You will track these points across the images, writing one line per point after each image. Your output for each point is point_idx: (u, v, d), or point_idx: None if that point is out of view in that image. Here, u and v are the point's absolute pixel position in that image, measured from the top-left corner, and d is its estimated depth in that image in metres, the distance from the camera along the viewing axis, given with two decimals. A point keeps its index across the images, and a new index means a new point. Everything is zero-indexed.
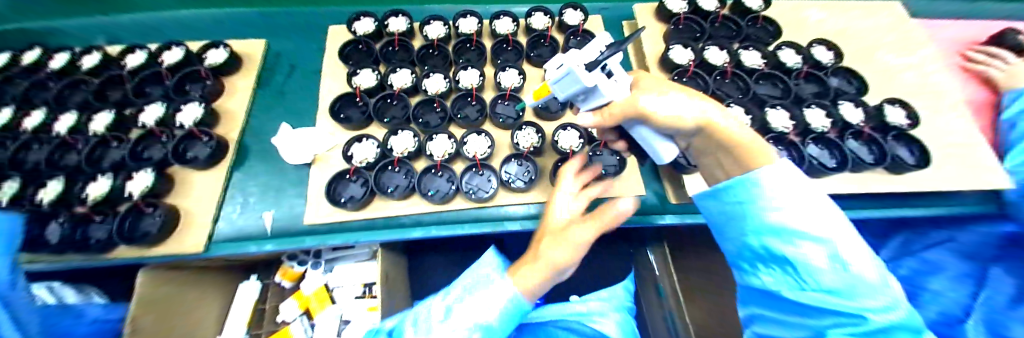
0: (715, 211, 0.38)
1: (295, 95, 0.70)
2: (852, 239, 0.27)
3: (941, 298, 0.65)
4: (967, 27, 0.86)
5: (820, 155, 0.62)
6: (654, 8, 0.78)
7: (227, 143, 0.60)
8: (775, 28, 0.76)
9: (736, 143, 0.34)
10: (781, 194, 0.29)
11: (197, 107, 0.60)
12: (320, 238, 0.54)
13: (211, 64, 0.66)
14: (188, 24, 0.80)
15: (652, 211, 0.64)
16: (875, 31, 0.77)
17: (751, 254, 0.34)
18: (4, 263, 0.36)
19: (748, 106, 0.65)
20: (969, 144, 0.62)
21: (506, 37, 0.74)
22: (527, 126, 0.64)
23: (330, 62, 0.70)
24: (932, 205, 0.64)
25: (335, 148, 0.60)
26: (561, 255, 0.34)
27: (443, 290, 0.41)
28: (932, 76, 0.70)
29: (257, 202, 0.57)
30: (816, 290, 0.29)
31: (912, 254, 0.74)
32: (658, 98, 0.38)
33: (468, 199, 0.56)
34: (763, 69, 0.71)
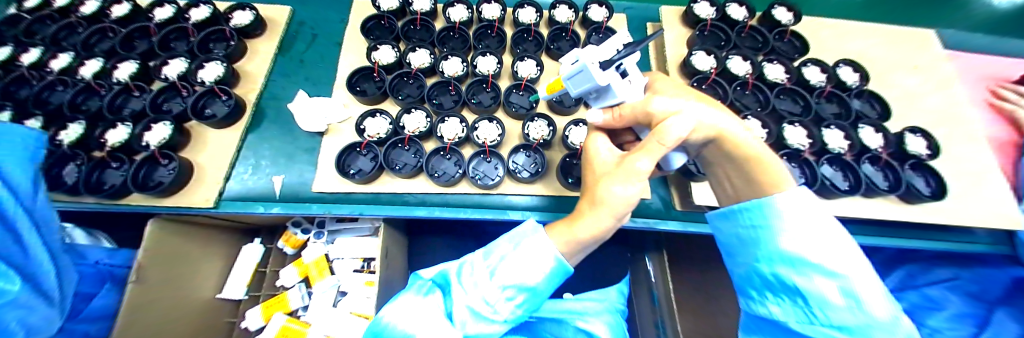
0: (727, 235, 0.42)
1: (314, 65, 0.73)
2: (868, 278, 0.30)
3: (938, 335, 0.67)
4: (998, 65, 0.87)
5: (832, 176, 0.60)
6: (681, 12, 0.76)
7: (244, 104, 0.63)
8: (803, 44, 0.73)
9: (747, 157, 0.36)
10: (797, 223, 0.32)
11: (219, 66, 0.64)
12: (324, 206, 0.56)
13: (236, 25, 0.70)
14: None
15: (654, 215, 0.62)
16: (907, 55, 0.76)
17: (760, 282, 0.38)
18: (29, 178, 0.38)
19: (765, 120, 0.61)
20: (986, 181, 0.61)
21: (528, 26, 0.74)
22: (539, 119, 0.64)
23: (352, 35, 0.72)
24: (944, 236, 0.62)
25: (347, 120, 0.62)
26: (597, 222, 0.37)
27: (482, 250, 0.41)
28: (957, 106, 0.69)
29: (269, 164, 0.60)
30: (826, 325, 0.32)
31: (912, 287, 0.76)
32: (675, 101, 0.37)
33: (473, 184, 0.57)
34: (785, 84, 0.67)
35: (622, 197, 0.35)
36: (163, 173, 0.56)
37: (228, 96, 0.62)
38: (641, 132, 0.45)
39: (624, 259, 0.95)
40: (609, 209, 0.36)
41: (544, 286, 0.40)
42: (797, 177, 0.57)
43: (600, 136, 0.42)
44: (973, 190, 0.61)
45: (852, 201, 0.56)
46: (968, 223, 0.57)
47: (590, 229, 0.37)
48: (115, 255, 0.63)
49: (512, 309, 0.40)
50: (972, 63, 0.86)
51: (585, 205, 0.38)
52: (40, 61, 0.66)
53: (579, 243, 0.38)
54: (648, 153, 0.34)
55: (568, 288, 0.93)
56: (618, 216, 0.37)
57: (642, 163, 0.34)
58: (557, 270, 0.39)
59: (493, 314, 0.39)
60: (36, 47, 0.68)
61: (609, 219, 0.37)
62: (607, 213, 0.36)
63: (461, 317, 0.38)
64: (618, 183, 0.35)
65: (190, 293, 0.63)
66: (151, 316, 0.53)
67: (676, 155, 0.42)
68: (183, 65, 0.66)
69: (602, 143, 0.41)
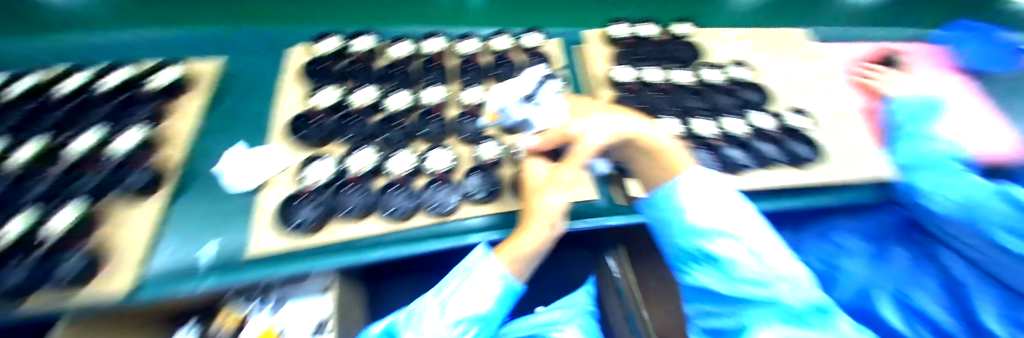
0: (654, 222, 0.48)
1: (252, 119, 0.72)
2: (754, 235, 0.41)
3: (846, 272, 0.82)
4: (864, 47, 1.05)
5: (740, 157, 0.66)
6: (603, 33, 0.87)
7: (163, 175, 0.59)
8: (698, 51, 0.87)
9: (656, 150, 0.46)
10: (694, 202, 0.42)
11: (137, 132, 0.60)
12: (262, 271, 0.52)
13: (156, 86, 0.68)
14: (134, 43, 0.81)
15: (599, 213, 0.66)
16: (783, 49, 0.93)
17: (686, 257, 0.44)
18: None
19: (682, 117, 0.72)
20: (857, 143, 0.75)
21: (470, 57, 0.80)
22: (489, 140, 0.69)
23: (288, 80, 0.74)
24: (846, 192, 0.71)
25: (286, 171, 0.61)
26: (535, 235, 0.41)
27: (434, 288, 0.43)
28: (823, 85, 0.85)
29: (201, 230, 0.56)
30: (742, 282, 0.39)
31: (826, 239, 0.89)
32: (586, 124, 0.48)
33: (429, 213, 0.59)
34: (693, 85, 0.78)
35: (554, 204, 0.43)
36: (69, 259, 0.45)
37: (146, 166, 0.59)
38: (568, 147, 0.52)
39: (589, 263, 1.00)
40: (542, 219, 0.41)
41: (493, 312, 0.42)
42: (712, 162, 0.65)
43: (537, 159, 0.49)
44: (846, 151, 0.73)
45: (762, 175, 0.65)
46: (845, 178, 0.69)
47: (531, 243, 0.40)
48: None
49: None
50: (843, 48, 1.04)
51: (526, 222, 0.43)
52: None
53: (523, 257, 0.41)
54: (573, 168, 0.44)
55: (540, 299, 0.97)
56: (553, 226, 0.43)
57: (570, 176, 0.43)
58: (508, 292, 0.43)
59: None
60: None
61: (545, 230, 0.42)
62: (540, 226, 0.41)
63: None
64: (549, 193, 0.43)
65: None
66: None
67: (597, 162, 0.53)
68: (95, 135, 0.59)
69: (539, 164, 0.48)
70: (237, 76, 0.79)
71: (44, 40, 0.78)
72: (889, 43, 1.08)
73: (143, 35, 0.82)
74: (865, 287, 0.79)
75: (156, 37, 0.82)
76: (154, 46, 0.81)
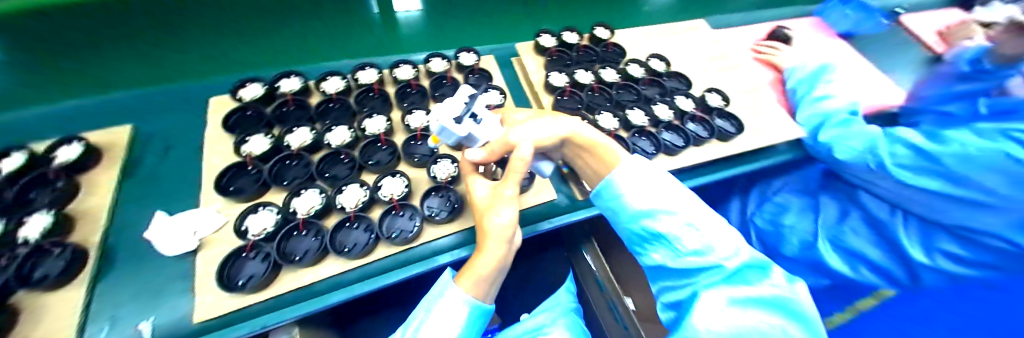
0: (606, 212, 0.53)
1: (182, 179, 0.68)
2: (693, 208, 0.45)
3: (793, 228, 0.91)
4: (757, 28, 1.22)
5: (672, 139, 0.75)
6: (532, 46, 0.93)
7: (87, 251, 0.53)
8: (621, 50, 0.95)
9: (590, 148, 0.50)
10: (634, 186, 0.46)
11: (45, 215, 0.53)
12: (212, 336, 0.48)
13: (63, 161, 0.61)
14: (24, 120, 0.73)
15: (564, 211, 0.70)
16: (691, 38, 1.04)
17: (640, 239, 0.49)
18: None
19: (613, 111, 0.79)
20: (766, 111, 0.86)
21: (407, 82, 0.82)
22: (443, 159, 0.72)
23: (212, 134, 0.69)
24: (763, 156, 0.83)
25: (224, 226, 0.57)
26: (491, 254, 0.42)
27: (402, 327, 0.43)
28: (726, 65, 0.97)
29: (134, 309, 0.51)
30: (687, 254, 0.44)
31: (768, 199, 1.00)
32: (522, 131, 0.47)
33: (390, 243, 0.58)
34: (619, 81, 0.86)
35: (502, 220, 0.42)
36: None
37: (63, 247, 0.53)
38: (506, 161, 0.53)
39: (564, 260, 1.03)
40: (495, 237, 0.42)
41: (465, 336, 0.42)
42: (649, 147, 0.72)
43: (478, 179, 0.50)
44: (757, 119, 0.84)
45: (693, 152, 0.72)
46: (763, 143, 0.78)
47: (488, 264, 0.41)
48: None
49: None
50: (739, 30, 1.19)
51: (481, 244, 0.43)
52: None
53: (485, 278, 0.42)
54: (510, 183, 0.45)
55: (525, 306, 0.98)
56: (508, 241, 0.43)
57: (510, 190, 0.44)
58: (477, 313, 0.43)
59: None
60: None
61: (501, 246, 0.42)
62: (495, 244, 0.42)
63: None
64: (495, 212, 0.43)
65: None
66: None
67: (542, 163, 0.55)
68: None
69: (479, 183, 0.49)
70: (156, 138, 0.73)
71: None
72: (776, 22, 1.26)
73: (35, 110, 0.74)
74: (809, 239, 0.88)
75: (51, 110, 0.75)
76: (51, 120, 0.74)
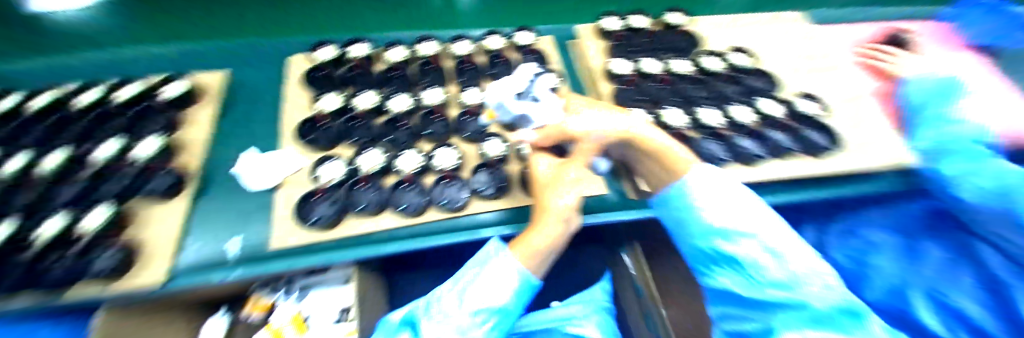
0: (669, 221, 0.48)
1: (263, 124, 0.74)
2: (776, 233, 0.39)
3: (883, 271, 0.75)
4: (870, 28, 1.01)
5: (751, 147, 0.64)
6: (596, 29, 0.86)
7: (190, 175, 0.61)
8: (697, 39, 0.86)
9: (657, 152, 0.44)
10: (707, 199, 0.40)
11: (157, 140, 0.62)
12: (286, 261, 0.54)
13: (168, 97, 0.70)
14: (140, 61, 0.83)
15: (613, 208, 0.66)
16: (785, 34, 0.90)
17: (705, 258, 0.43)
18: None
19: (684, 107, 0.71)
20: (878, 127, 0.72)
21: (464, 58, 0.81)
22: (493, 137, 0.70)
23: (294, 88, 0.75)
24: (863, 181, 0.70)
25: (300, 171, 0.63)
26: (551, 230, 0.41)
27: (450, 280, 0.45)
28: (828, 70, 0.82)
29: (222, 230, 0.58)
30: (767, 285, 0.37)
31: (852, 234, 0.84)
32: (585, 119, 0.45)
33: (441, 209, 0.60)
34: (693, 74, 0.77)
35: (564, 201, 0.42)
36: (104, 262, 0.47)
37: (168, 169, 0.60)
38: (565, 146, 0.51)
39: (603, 257, 0.99)
40: (555, 214, 0.41)
41: (512, 305, 0.43)
42: (722, 152, 0.63)
43: (542, 156, 0.48)
44: (866, 136, 0.71)
45: (776, 166, 0.63)
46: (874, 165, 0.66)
47: (546, 239, 0.41)
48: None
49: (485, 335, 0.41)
50: (846, 29, 1.00)
51: (538, 219, 0.43)
52: None
53: (540, 253, 0.41)
54: (576, 164, 0.45)
55: (555, 295, 0.97)
56: (566, 220, 0.42)
57: (574, 173, 0.44)
58: (525, 286, 0.43)
59: None
60: None
61: (559, 226, 0.42)
62: (556, 221, 0.41)
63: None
64: (557, 192, 0.42)
65: None
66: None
67: (599, 160, 0.51)
68: (117, 145, 0.62)
69: (543, 160, 0.47)
70: (243, 85, 0.81)
71: (54, 61, 0.81)
72: (894, 23, 1.05)
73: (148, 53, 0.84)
74: (897, 285, 0.72)
75: (159, 54, 0.84)
76: (157, 63, 0.83)
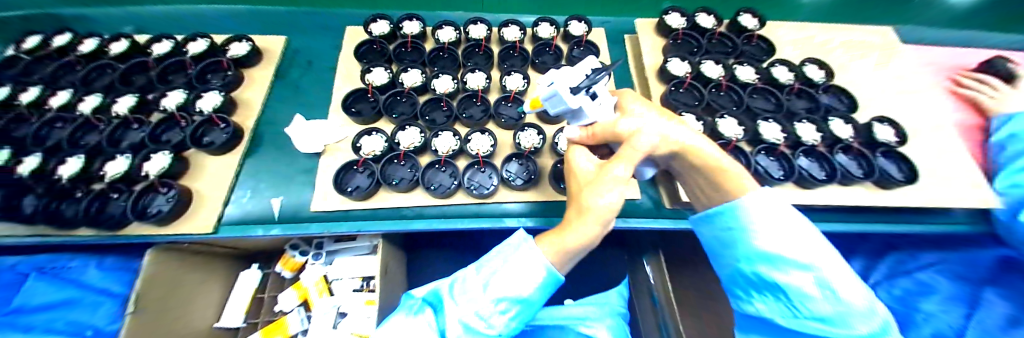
0: (708, 238, 0.43)
1: (310, 90, 0.76)
2: (839, 266, 0.34)
3: (934, 319, 0.66)
4: (965, 54, 0.90)
5: (809, 168, 0.62)
6: (654, 25, 0.81)
7: (242, 131, 0.64)
8: (769, 46, 0.79)
9: (715, 170, 0.36)
10: (763, 219, 0.34)
11: (217, 95, 0.66)
12: (324, 225, 0.56)
13: (233, 56, 0.72)
14: (200, 19, 0.86)
15: (645, 215, 0.64)
16: (865, 50, 0.82)
17: (744, 282, 0.40)
18: None
19: (741, 118, 0.65)
20: (963, 164, 0.64)
21: (513, 44, 0.79)
22: (529, 128, 0.68)
23: (345, 59, 0.76)
24: (925, 219, 0.65)
25: (344, 140, 0.64)
26: (584, 231, 0.35)
27: (474, 264, 0.43)
28: (912, 94, 0.74)
29: (268, 188, 0.61)
30: (810, 318, 0.35)
31: (903, 273, 0.75)
32: (640, 118, 0.38)
33: (469, 194, 0.59)
34: (756, 84, 0.72)
35: (606, 202, 0.34)
36: (161, 201, 0.56)
37: (226, 124, 0.64)
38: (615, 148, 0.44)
39: (622, 261, 0.97)
40: (595, 216, 0.34)
41: (536, 297, 0.41)
42: (775, 170, 0.61)
43: (582, 151, 0.41)
44: (947, 172, 0.63)
45: (834, 192, 0.58)
46: (949, 205, 0.59)
47: (577, 240, 0.36)
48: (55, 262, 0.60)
49: (506, 322, 0.42)
50: (938, 52, 0.90)
51: (571, 217, 0.37)
52: (40, 99, 0.68)
53: (568, 252, 0.37)
54: (625, 160, 0.35)
55: (569, 293, 0.96)
56: (604, 223, 0.36)
57: (621, 170, 0.34)
58: (550, 281, 0.41)
59: (487, 328, 0.41)
60: (34, 86, 0.70)
61: (596, 229, 0.35)
62: (593, 222, 0.34)
63: (455, 332, 0.40)
64: (599, 190, 0.34)
65: (187, 323, 0.60)
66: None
67: (646, 169, 0.45)
68: (182, 96, 0.67)
69: (583, 154, 0.41)
70: (295, 49, 0.82)
71: (127, 9, 0.85)
72: (994, 51, 0.93)
73: (205, 10, 0.86)
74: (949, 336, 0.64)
75: (216, 13, 0.86)
76: (216, 23, 0.86)
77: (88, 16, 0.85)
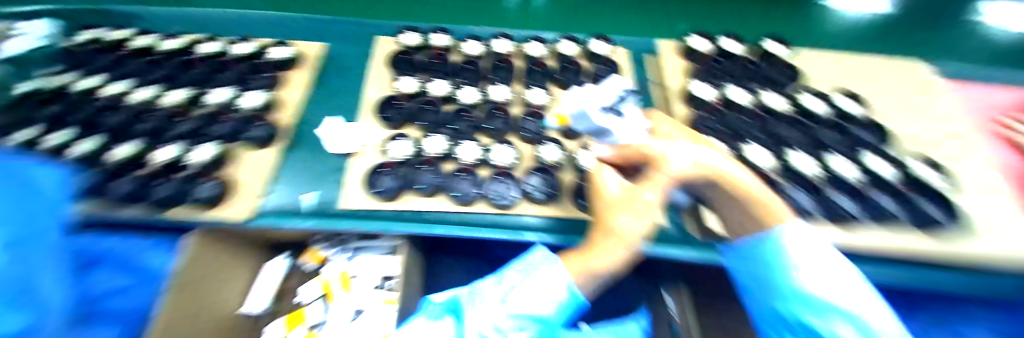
0: (741, 276, 0.42)
1: (343, 93, 0.80)
2: (887, 324, 0.32)
3: None
4: (1009, 92, 0.87)
5: (849, 204, 0.56)
6: (677, 48, 0.84)
7: (280, 129, 0.69)
8: (794, 72, 0.78)
9: (750, 197, 0.38)
10: (802, 255, 0.35)
11: (260, 94, 0.71)
12: (352, 222, 0.59)
13: (276, 59, 0.78)
14: (245, 21, 0.92)
15: (675, 245, 0.56)
16: (896, 84, 0.82)
17: (779, 329, 0.38)
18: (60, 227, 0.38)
19: (768, 146, 0.64)
20: (1008, 206, 0.61)
21: (536, 59, 0.81)
22: (549, 142, 0.69)
23: (378, 67, 0.80)
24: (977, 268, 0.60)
25: (373, 143, 0.68)
26: (612, 252, 0.38)
27: (494, 277, 0.44)
28: (945, 132, 0.73)
29: (299, 183, 0.64)
30: None
31: (948, 324, 0.70)
32: (671, 145, 0.39)
33: (491, 204, 0.61)
34: (790, 114, 0.70)
35: (634, 225, 0.37)
36: (201, 190, 0.57)
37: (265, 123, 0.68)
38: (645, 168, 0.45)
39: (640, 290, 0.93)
40: (622, 239, 0.38)
41: (555, 318, 0.41)
42: (807, 201, 0.57)
43: (611, 172, 0.43)
44: (993, 215, 0.60)
45: (871, 229, 0.55)
46: (1006, 253, 0.55)
47: (606, 261, 0.38)
48: (100, 242, 0.60)
49: None
50: (977, 88, 0.87)
51: (600, 236, 0.40)
52: (90, 87, 0.72)
53: (594, 273, 0.39)
54: (654, 186, 0.37)
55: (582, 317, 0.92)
56: (632, 245, 0.39)
57: (651, 195, 0.37)
58: (571, 301, 0.41)
59: None
60: (90, 75, 0.76)
61: (624, 248, 0.38)
62: (620, 244, 0.38)
63: None
64: (629, 214, 0.37)
65: (214, 313, 0.61)
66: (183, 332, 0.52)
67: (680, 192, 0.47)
68: (228, 93, 0.71)
69: (612, 177, 0.42)
70: (332, 55, 0.87)
71: (181, 11, 0.93)
72: None
73: (250, 14, 0.93)
74: None
75: (259, 17, 0.93)
76: (258, 26, 0.92)
77: (144, 15, 0.93)
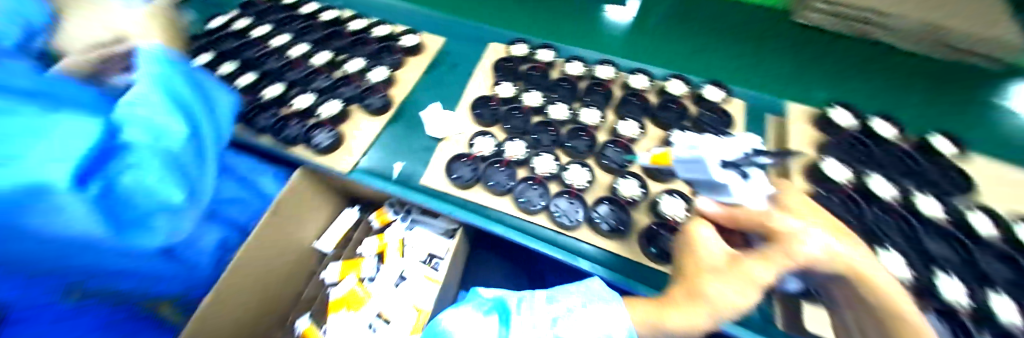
0: None
1: (449, 84, 0.88)
2: None
3: None
4: None
5: None
6: (812, 114, 0.74)
7: (392, 102, 0.79)
8: (966, 179, 0.62)
9: (889, 302, 0.32)
10: None
11: (385, 71, 0.82)
12: (425, 197, 0.64)
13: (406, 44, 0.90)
14: (391, 9, 1.09)
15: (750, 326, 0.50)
16: None
17: None
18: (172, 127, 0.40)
19: (908, 255, 0.52)
20: None
21: (637, 91, 0.79)
22: (630, 177, 0.66)
23: (485, 67, 0.87)
24: None
25: (463, 133, 0.73)
26: (694, 317, 0.35)
27: (546, 293, 0.42)
28: None
29: (393, 152, 0.72)
30: None
31: None
32: (802, 222, 0.34)
33: (552, 220, 0.61)
34: (943, 223, 0.56)
35: (731, 298, 0.33)
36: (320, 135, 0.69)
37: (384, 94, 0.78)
38: (757, 240, 0.40)
39: None
40: (712, 307, 0.34)
41: None
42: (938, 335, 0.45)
43: (709, 231, 0.39)
44: None
45: None
46: None
47: (685, 321, 0.35)
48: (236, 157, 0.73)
49: None
50: None
51: (684, 294, 0.37)
52: (268, 36, 0.93)
53: (666, 331, 0.36)
54: (770, 262, 0.33)
55: None
56: (718, 316, 0.35)
57: (762, 272, 0.32)
58: None
59: None
60: (268, 26, 0.96)
61: (709, 316, 0.35)
62: (707, 311, 0.34)
63: None
64: (727, 282, 0.34)
65: (295, 242, 0.71)
66: (253, 264, 0.58)
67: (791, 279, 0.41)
68: (361, 62, 0.85)
69: (710, 236, 0.39)
70: (449, 48, 0.97)
71: None
72: None
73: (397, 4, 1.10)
74: None
75: (403, 8, 1.09)
76: (399, 14, 1.08)
77: None
